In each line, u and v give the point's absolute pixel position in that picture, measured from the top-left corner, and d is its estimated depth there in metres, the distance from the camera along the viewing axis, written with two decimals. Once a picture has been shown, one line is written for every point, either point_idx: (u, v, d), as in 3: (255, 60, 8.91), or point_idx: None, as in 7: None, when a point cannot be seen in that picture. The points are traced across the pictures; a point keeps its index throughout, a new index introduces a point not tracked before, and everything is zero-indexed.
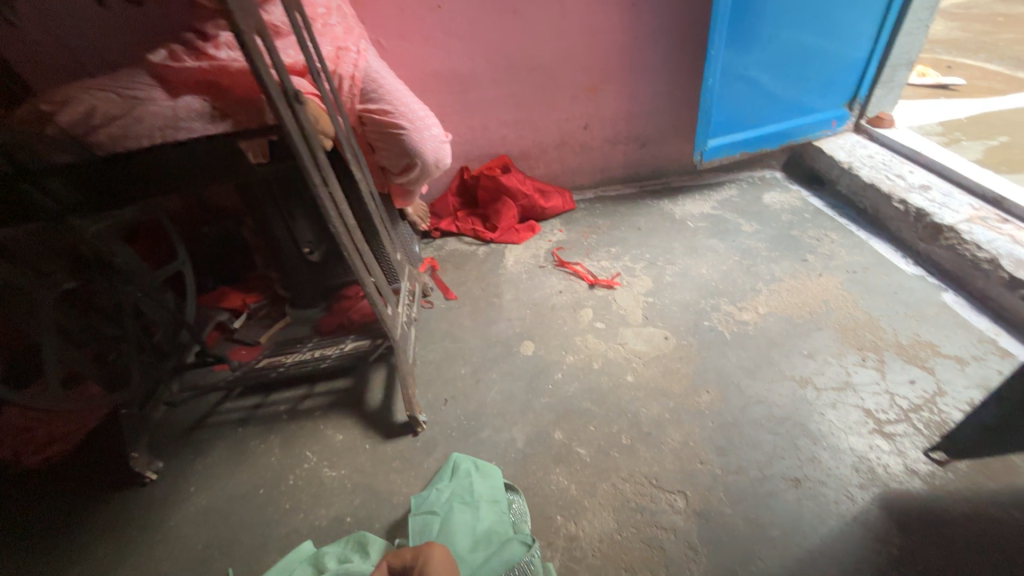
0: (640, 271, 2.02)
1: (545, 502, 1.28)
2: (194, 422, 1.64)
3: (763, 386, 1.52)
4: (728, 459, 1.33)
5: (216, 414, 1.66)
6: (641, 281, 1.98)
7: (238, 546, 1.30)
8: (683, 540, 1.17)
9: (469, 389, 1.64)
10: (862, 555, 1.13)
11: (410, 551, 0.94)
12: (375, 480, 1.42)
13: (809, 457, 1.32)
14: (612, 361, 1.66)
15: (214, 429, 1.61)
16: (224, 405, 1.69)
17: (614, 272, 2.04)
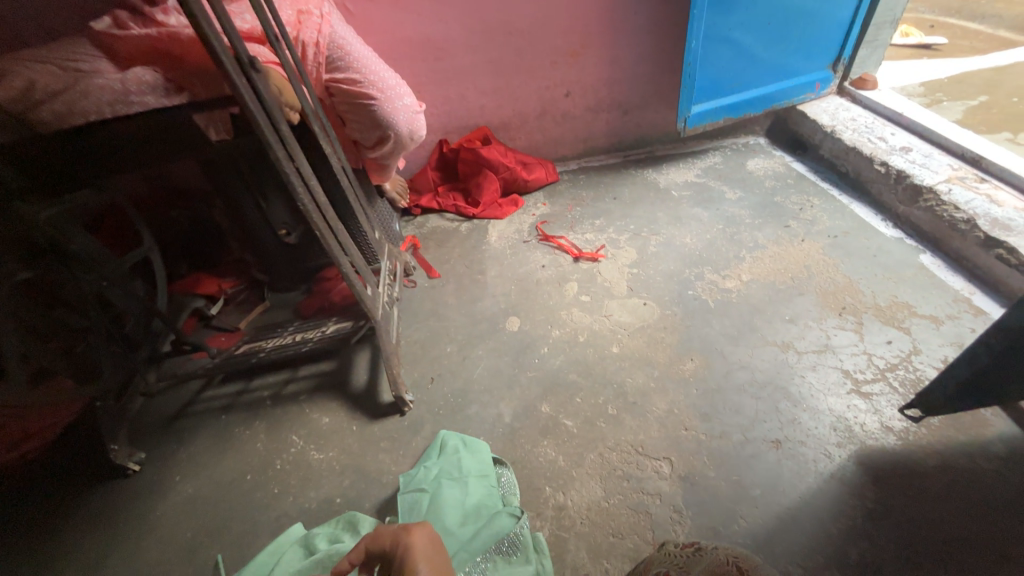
0: (625, 243, 2.01)
1: (534, 474, 1.29)
2: (174, 411, 1.60)
3: (746, 352, 1.54)
4: (712, 425, 1.36)
5: (197, 402, 1.62)
6: (626, 253, 1.96)
7: (227, 532, 1.30)
8: (669, 503, 1.19)
9: (456, 366, 1.62)
10: (838, 509, 1.18)
11: (388, 534, 0.87)
12: (363, 460, 1.42)
13: (789, 419, 1.35)
14: (598, 333, 1.66)
15: (195, 419, 1.58)
16: (204, 394, 1.65)
17: (599, 244, 2.02)
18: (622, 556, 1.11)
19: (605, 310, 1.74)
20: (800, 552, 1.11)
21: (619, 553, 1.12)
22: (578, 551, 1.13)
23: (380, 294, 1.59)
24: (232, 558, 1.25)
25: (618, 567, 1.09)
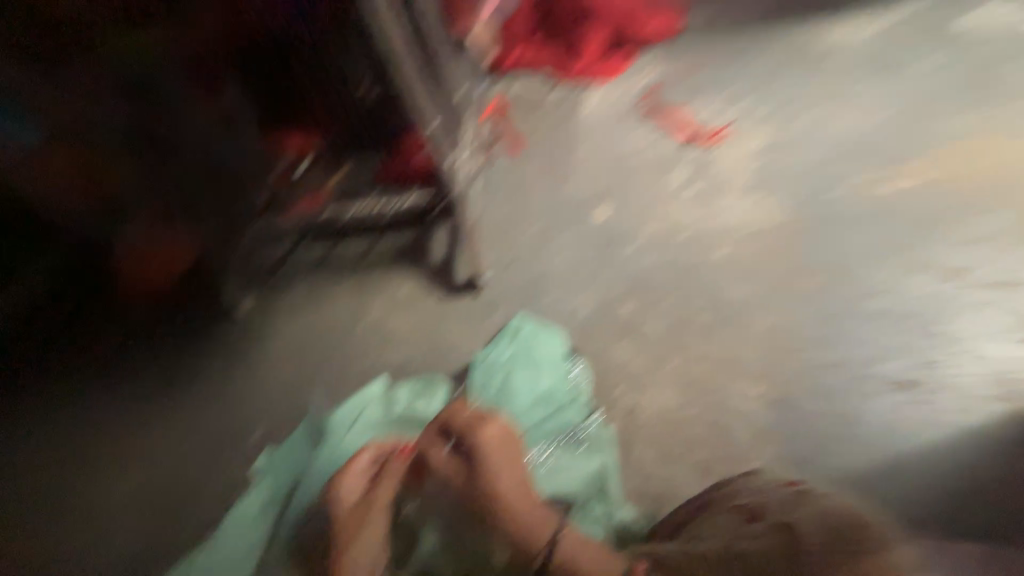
0: (758, 124, 1.59)
1: (607, 372, 1.23)
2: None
3: (891, 276, 1.27)
4: (827, 352, 1.20)
5: None
6: (757, 138, 1.57)
7: (322, 375, 1.46)
8: (749, 426, 1.12)
9: (534, 252, 1.52)
10: (967, 466, 1.08)
11: None
12: (438, 332, 1.46)
13: (925, 359, 1.18)
14: (703, 234, 1.42)
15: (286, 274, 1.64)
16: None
17: (722, 124, 1.63)
18: (686, 464, 1.10)
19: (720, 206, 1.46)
20: (907, 498, 1.06)
21: (683, 460, 1.10)
22: (642, 451, 1.12)
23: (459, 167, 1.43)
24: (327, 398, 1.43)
25: (683, 473, 1.08)
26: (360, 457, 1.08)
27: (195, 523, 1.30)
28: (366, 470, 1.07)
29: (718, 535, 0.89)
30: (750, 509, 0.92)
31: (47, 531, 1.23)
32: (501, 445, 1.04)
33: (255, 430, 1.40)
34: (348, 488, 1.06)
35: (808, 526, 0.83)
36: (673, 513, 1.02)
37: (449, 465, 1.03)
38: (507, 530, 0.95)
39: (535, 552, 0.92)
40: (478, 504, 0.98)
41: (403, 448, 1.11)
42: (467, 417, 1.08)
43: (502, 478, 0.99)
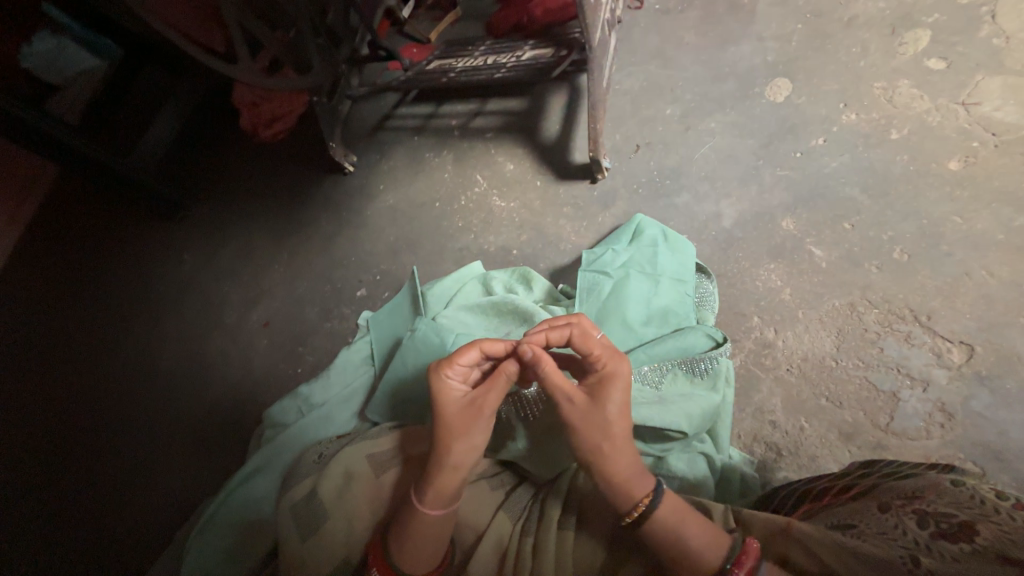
0: None
1: (741, 297, 1.02)
2: (374, 125, 1.62)
3: None
4: None
5: (394, 117, 1.60)
6: None
7: (420, 247, 1.43)
8: (934, 398, 0.86)
9: (675, 136, 1.21)
10: None
11: (599, 347, 0.74)
12: (543, 220, 1.31)
13: None
14: (927, 136, 1.02)
15: (392, 134, 1.59)
16: (398, 110, 1.61)
17: None
18: (831, 424, 0.89)
19: (974, 93, 1.02)
20: None
21: (828, 419, 0.90)
22: (772, 396, 0.94)
23: (602, 8, 1.11)
24: (424, 271, 1.40)
25: (818, 432, 0.89)
26: (468, 351, 0.80)
27: (306, 364, 1.39)
28: (466, 366, 0.80)
29: (887, 534, 0.55)
30: (934, 506, 0.55)
31: (205, 336, 1.47)
32: (627, 383, 0.71)
33: (358, 288, 1.45)
34: (451, 374, 0.79)
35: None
36: (816, 491, 0.69)
37: (558, 379, 0.72)
38: (602, 478, 0.68)
39: (630, 506, 0.66)
40: (582, 443, 0.69)
41: (509, 345, 0.81)
42: (601, 342, 0.75)
43: (619, 424, 0.68)
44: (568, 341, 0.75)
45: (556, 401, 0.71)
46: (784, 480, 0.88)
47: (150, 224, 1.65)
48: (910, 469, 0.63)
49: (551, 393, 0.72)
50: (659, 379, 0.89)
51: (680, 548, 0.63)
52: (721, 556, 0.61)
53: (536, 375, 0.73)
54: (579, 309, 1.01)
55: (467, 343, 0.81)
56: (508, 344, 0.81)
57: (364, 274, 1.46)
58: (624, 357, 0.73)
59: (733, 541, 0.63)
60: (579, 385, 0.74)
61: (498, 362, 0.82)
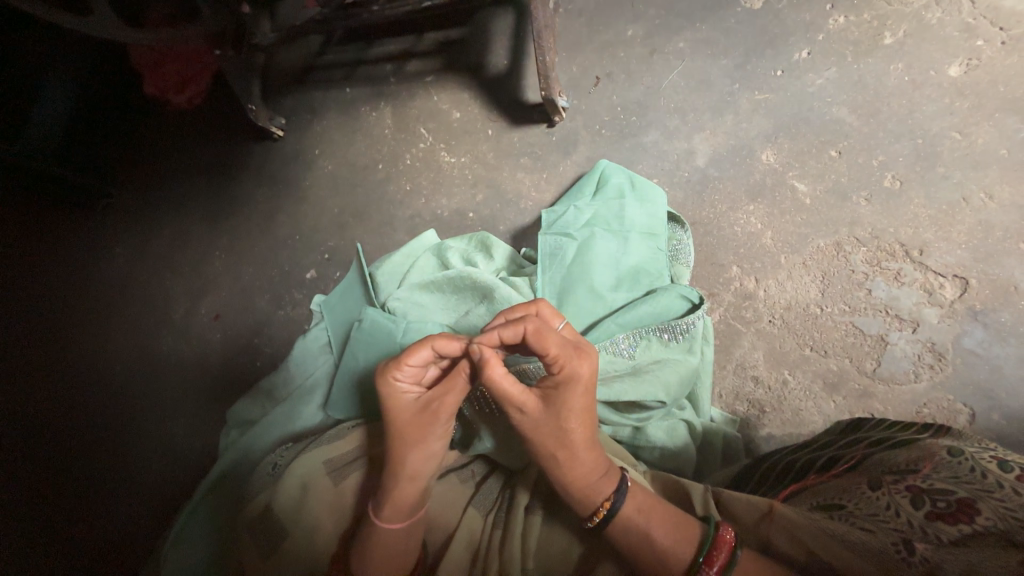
0: None
1: (720, 245, 0.92)
2: (298, 79, 1.38)
3: None
4: None
5: (318, 67, 1.37)
6: None
7: (368, 219, 1.28)
8: (924, 338, 0.80)
9: (639, 62, 1.04)
10: None
11: (557, 346, 0.63)
12: (499, 176, 1.17)
13: None
14: (924, 37, 0.87)
15: (318, 88, 1.37)
16: (323, 58, 1.37)
17: None
18: (816, 374, 0.84)
19: None
20: None
21: (813, 370, 0.84)
22: (754, 350, 0.87)
23: None
24: (375, 245, 1.27)
25: (802, 385, 0.84)
26: (419, 351, 0.70)
27: (265, 357, 1.29)
28: (420, 367, 0.71)
29: (881, 517, 0.51)
30: (931, 482, 0.50)
31: (154, 338, 1.33)
32: (588, 386, 0.64)
33: (307, 269, 1.31)
34: (403, 377, 0.71)
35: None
36: (802, 464, 0.64)
37: (513, 387, 0.64)
38: (560, 483, 0.65)
39: (592, 511, 0.63)
40: (540, 451, 0.65)
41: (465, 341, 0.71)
42: (558, 340, 0.64)
43: (577, 431, 0.63)
44: (522, 340, 0.65)
45: (509, 410, 0.65)
46: (768, 437, 0.84)
47: (59, 216, 1.42)
48: (905, 436, 0.58)
49: (505, 402, 0.64)
50: (632, 348, 0.80)
51: (647, 548, 0.59)
52: (691, 549, 0.57)
53: (485, 382, 0.64)
54: (543, 280, 0.89)
55: (418, 341, 0.71)
56: (465, 341, 0.71)
57: (312, 254, 1.31)
58: (587, 356, 0.65)
59: (704, 530, 0.58)
60: (534, 386, 0.67)
61: (454, 358, 0.73)
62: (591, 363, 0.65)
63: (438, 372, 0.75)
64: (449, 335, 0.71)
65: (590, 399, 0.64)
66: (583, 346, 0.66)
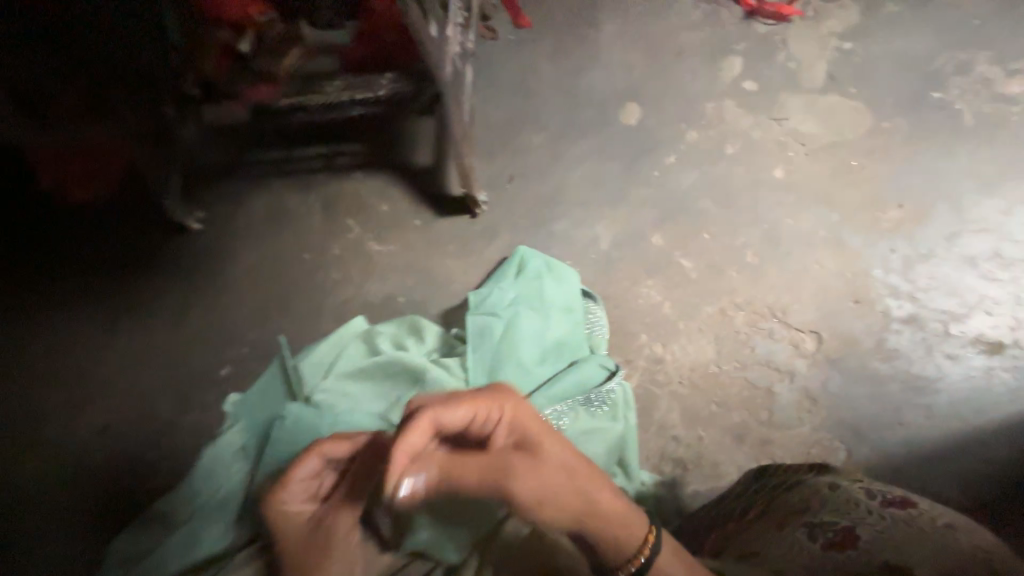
0: None
1: (629, 315, 1.04)
2: (220, 174, 1.38)
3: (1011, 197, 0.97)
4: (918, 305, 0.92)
5: (242, 161, 1.38)
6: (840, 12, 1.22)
7: (294, 309, 1.26)
8: (801, 386, 0.93)
9: (546, 164, 1.21)
10: None
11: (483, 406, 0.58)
12: (427, 262, 1.23)
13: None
14: (754, 149, 1.12)
15: (242, 182, 1.38)
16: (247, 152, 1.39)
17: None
18: (725, 429, 0.94)
19: (781, 110, 1.14)
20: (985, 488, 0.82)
21: (721, 424, 0.94)
22: (671, 411, 0.97)
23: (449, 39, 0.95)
24: (300, 335, 1.23)
25: (714, 439, 0.93)
26: (303, 463, 0.71)
27: (165, 470, 1.14)
28: (309, 479, 0.71)
29: (788, 557, 0.55)
30: (818, 516, 0.58)
31: (18, 461, 1.14)
32: (539, 420, 0.58)
33: (222, 365, 1.23)
34: (291, 495, 0.70)
35: (918, 555, 0.49)
36: (723, 518, 0.69)
37: (474, 467, 0.56)
38: (597, 533, 0.52)
39: (637, 553, 0.51)
40: (554, 513, 0.52)
41: (350, 442, 0.73)
42: (474, 396, 0.59)
43: (567, 457, 0.54)
44: (440, 421, 0.57)
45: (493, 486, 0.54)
46: (694, 494, 0.90)
47: None
48: (796, 476, 0.67)
49: (489, 488, 0.55)
50: (561, 419, 0.83)
51: None
52: None
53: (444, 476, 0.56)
54: (474, 358, 0.93)
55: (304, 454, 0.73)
56: (349, 442, 0.73)
57: (229, 348, 1.24)
58: (516, 397, 0.60)
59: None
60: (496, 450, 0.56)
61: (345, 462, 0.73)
62: (523, 402, 0.60)
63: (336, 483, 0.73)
64: (332, 439, 0.72)
65: (557, 432, 0.57)
66: (511, 391, 0.62)
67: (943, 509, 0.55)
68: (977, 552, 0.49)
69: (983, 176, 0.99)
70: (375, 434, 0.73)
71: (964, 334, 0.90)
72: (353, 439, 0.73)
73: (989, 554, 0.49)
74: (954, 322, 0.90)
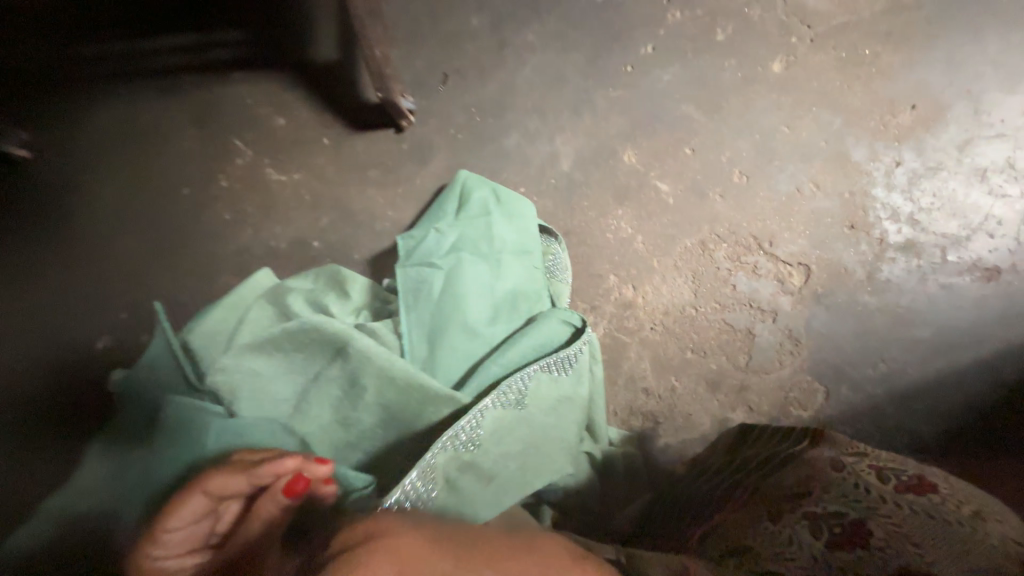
0: None
1: (596, 253, 0.88)
2: (61, 83, 1.03)
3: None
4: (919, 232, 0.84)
5: (76, 63, 1.03)
6: None
7: (178, 262, 0.99)
8: (783, 326, 0.85)
9: (488, 56, 0.93)
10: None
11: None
12: (345, 195, 0.97)
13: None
14: (750, 34, 0.89)
15: (84, 93, 1.02)
16: (83, 50, 1.02)
17: None
18: (699, 376, 0.85)
19: None
20: (949, 413, 0.83)
21: (696, 372, 0.85)
22: (641, 360, 0.86)
23: None
24: (193, 295, 0.99)
25: (688, 387, 0.85)
26: (188, 503, 0.52)
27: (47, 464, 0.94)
28: (194, 523, 0.52)
29: (788, 554, 0.47)
30: (824, 505, 0.50)
31: None
32: (434, 551, 0.34)
33: (97, 337, 0.98)
34: (167, 546, 0.51)
35: (944, 558, 0.43)
36: (705, 496, 0.62)
37: None
38: None
39: None
40: None
41: (254, 474, 0.53)
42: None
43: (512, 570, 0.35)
44: None
45: None
46: (664, 446, 0.84)
47: None
48: (788, 450, 0.59)
49: None
50: (521, 396, 0.66)
51: None
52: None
53: None
54: (408, 321, 0.75)
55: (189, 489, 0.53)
56: (251, 474, 0.53)
57: (104, 317, 0.99)
58: (378, 540, 0.35)
59: None
60: None
61: (250, 494, 0.54)
62: (394, 540, 0.35)
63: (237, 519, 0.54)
64: (226, 471, 0.53)
65: (474, 553, 0.35)
66: (365, 533, 0.36)
67: (965, 491, 0.50)
68: (1010, 550, 0.44)
69: (1008, 64, 0.83)
70: (283, 464, 0.54)
71: (959, 259, 0.83)
72: (256, 471, 0.53)
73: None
74: (953, 248, 0.83)
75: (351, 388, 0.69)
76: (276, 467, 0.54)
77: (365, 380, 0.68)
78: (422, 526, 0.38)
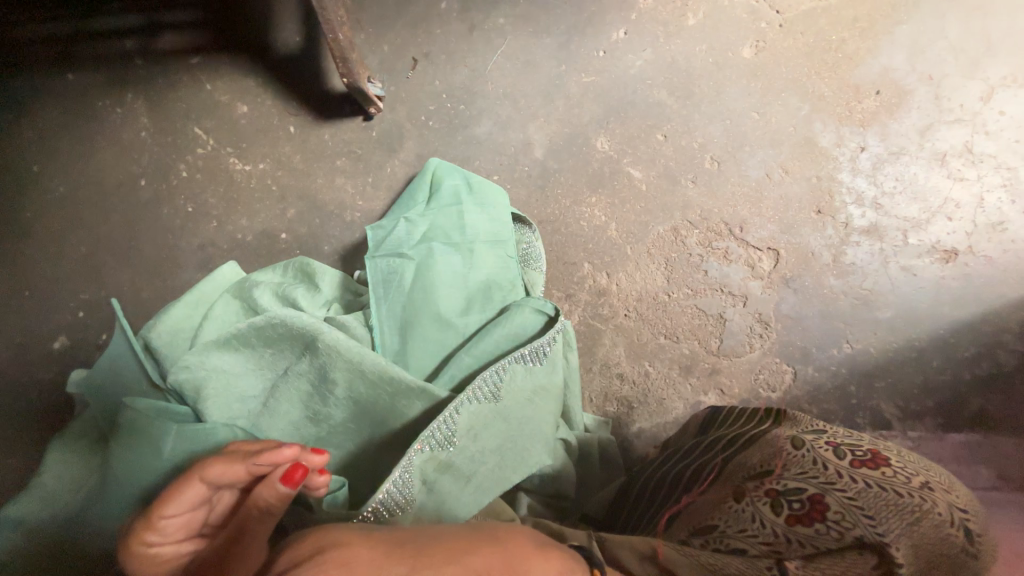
0: None
1: (570, 242, 0.88)
2: None
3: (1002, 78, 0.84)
4: (882, 215, 0.86)
5: (20, 47, 0.97)
6: None
7: (138, 256, 0.95)
8: (753, 310, 0.86)
9: (458, 40, 0.90)
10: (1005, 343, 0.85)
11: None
12: (312, 184, 0.94)
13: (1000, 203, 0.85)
14: (721, 19, 0.88)
15: (29, 77, 0.97)
16: (26, 32, 0.96)
17: None
18: (672, 361, 0.86)
19: None
20: (910, 391, 0.86)
21: (669, 357, 0.86)
22: (615, 347, 0.87)
23: None
24: (155, 290, 0.95)
25: (661, 372, 0.86)
26: (184, 492, 0.47)
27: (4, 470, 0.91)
28: (191, 511, 0.48)
29: (751, 532, 0.49)
30: (784, 482, 0.50)
31: None
32: (389, 558, 0.33)
33: (53, 337, 0.94)
34: (163, 533, 0.48)
35: (895, 528, 0.44)
36: (670, 479, 0.62)
37: None
38: None
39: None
40: None
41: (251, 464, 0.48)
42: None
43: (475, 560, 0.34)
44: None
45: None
46: (639, 431, 0.85)
47: None
48: (754, 430, 0.61)
49: None
50: (495, 388, 0.65)
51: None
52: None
53: None
54: (379, 314, 0.73)
55: (184, 477, 0.49)
56: (249, 464, 0.48)
57: (59, 316, 0.94)
58: (328, 554, 0.33)
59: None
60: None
61: (248, 481, 0.50)
62: (346, 552, 0.33)
63: (236, 503, 0.51)
64: (222, 460, 0.48)
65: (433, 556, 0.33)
66: (317, 546, 0.34)
67: (915, 464, 0.51)
68: (955, 519, 0.46)
69: (968, 50, 0.85)
70: (282, 460, 0.48)
71: (920, 242, 0.85)
72: (254, 462, 0.48)
73: (965, 514, 0.46)
74: (914, 231, 0.85)
75: (317, 381, 0.67)
76: (274, 456, 0.48)
77: (333, 374, 0.66)
78: (379, 535, 0.35)
